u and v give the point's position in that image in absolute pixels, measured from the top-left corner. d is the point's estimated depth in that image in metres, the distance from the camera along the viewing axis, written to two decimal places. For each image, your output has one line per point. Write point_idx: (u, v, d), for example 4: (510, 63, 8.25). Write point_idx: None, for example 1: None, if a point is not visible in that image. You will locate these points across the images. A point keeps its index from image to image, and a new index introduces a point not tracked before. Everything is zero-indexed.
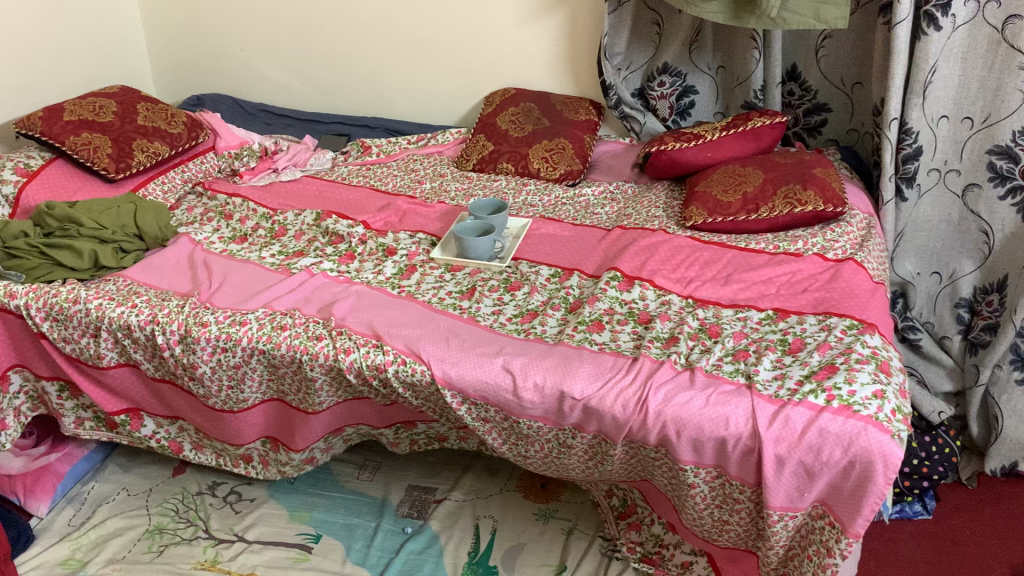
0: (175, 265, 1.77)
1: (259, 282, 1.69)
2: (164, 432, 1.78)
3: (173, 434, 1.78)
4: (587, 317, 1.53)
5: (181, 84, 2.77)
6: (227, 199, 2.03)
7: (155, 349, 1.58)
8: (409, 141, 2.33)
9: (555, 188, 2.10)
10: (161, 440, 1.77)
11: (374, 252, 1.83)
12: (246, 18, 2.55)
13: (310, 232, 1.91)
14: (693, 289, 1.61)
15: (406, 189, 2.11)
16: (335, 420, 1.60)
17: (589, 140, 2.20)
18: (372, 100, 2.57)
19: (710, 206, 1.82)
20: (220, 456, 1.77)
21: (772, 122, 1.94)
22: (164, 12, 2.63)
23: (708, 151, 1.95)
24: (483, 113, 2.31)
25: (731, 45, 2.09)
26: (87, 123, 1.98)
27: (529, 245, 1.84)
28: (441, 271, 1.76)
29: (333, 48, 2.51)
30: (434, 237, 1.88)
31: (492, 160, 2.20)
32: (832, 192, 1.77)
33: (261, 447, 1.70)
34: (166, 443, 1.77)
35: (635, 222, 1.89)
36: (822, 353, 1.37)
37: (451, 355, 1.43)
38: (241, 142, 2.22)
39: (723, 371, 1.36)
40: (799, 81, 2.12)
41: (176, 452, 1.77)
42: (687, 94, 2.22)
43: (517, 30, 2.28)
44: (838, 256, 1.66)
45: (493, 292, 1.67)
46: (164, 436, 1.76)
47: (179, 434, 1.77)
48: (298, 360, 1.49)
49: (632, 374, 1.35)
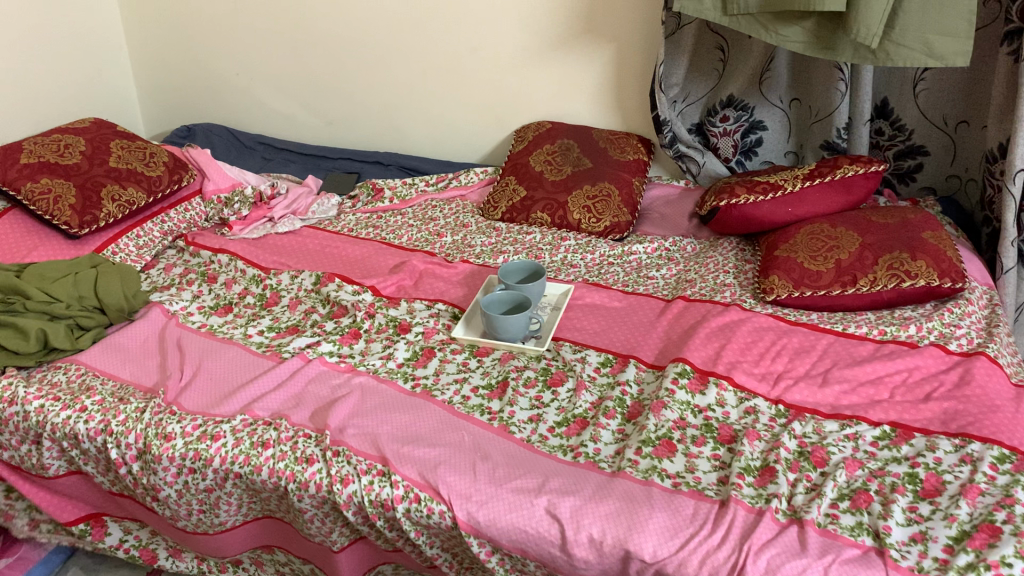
0: (142, 346, 1.45)
1: (241, 374, 1.37)
2: (134, 539, 1.41)
3: (146, 540, 1.41)
4: (654, 433, 1.20)
5: (174, 113, 2.47)
6: (212, 255, 1.72)
7: (108, 463, 1.27)
8: (427, 183, 2.01)
9: (601, 244, 1.76)
10: (130, 550, 1.41)
11: (383, 329, 1.50)
12: (245, 40, 2.24)
13: (307, 301, 1.59)
14: (782, 391, 1.30)
15: (424, 244, 1.79)
16: (309, 548, 1.27)
17: (638, 185, 1.88)
18: (387, 132, 2.25)
19: (795, 276, 1.49)
20: (204, 562, 1.40)
21: (866, 171, 1.60)
22: (154, 33, 2.33)
23: (787, 206, 1.61)
24: (514, 150, 1.99)
25: (811, 75, 1.77)
26: (48, 167, 1.67)
27: (572, 321, 1.51)
28: (465, 355, 1.43)
29: (342, 73, 2.19)
30: (457, 308, 1.55)
31: (524, 209, 1.87)
32: (948, 262, 1.44)
33: (250, 552, 1.35)
34: (137, 552, 1.41)
35: (700, 292, 1.55)
36: (972, 502, 1.03)
37: (479, 490, 1.10)
38: (232, 185, 1.92)
39: (841, 525, 1.03)
40: (890, 119, 1.78)
41: (150, 562, 1.41)
42: (753, 130, 1.89)
43: (558, 55, 1.95)
44: (964, 349, 1.33)
45: (529, 389, 1.34)
46: (133, 544, 1.40)
47: (153, 540, 1.41)
48: (283, 489, 1.17)
49: (720, 530, 1.02)
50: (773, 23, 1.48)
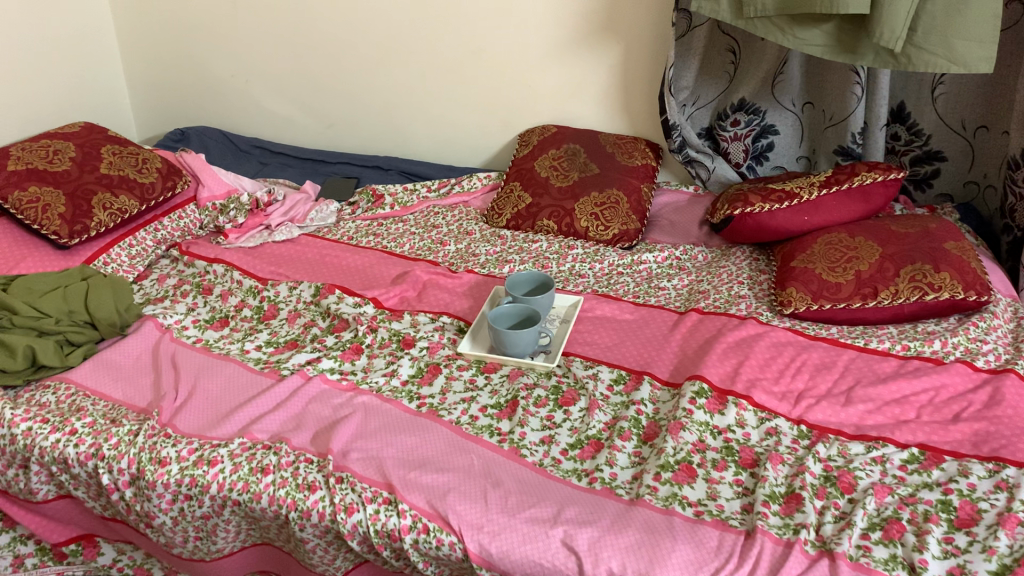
0: (135, 363, 1.39)
1: (238, 394, 1.31)
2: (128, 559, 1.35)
3: (141, 560, 1.34)
4: (672, 457, 1.15)
5: (167, 116, 2.40)
6: (207, 265, 1.66)
7: (100, 488, 1.21)
8: (429, 190, 1.95)
9: (609, 253, 1.70)
10: (124, 569, 1.34)
11: (387, 344, 1.45)
12: (241, 41, 2.18)
13: (306, 314, 1.53)
14: (804, 411, 1.25)
15: (426, 253, 1.73)
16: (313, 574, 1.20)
17: (646, 191, 1.82)
18: (387, 136, 2.19)
19: (814, 289, 1.44)
20: None
21: (885, 178, 1.55)
22: (146, 33, 2.27)
23: (803, 214, 1.56)
24: (518, 154, 1.93)
25: (826, 78, 1.72)
26: (36, 174, 1.61)
27: (582, 335, 1.46)
28: (472, 372, 1.38)
29: (341, 75, 2.13)
30: (463, 321, 1.50)
31: (529, 216, 1.81)
32: (972, 275, 1.39)
33: None
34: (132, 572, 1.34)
35: (715, 304, 1.50)
36: (1011, 533, 0.98)
37: (492, 521, 1.05)
38: (228, 191, 1.86)
39: (874, 558, 0.98)
40: (907, 124, 1.73)
41: None
42: (765, 134, 1.83)
43: (564, 57, 1.89)
44: (992, 366, 1.28)
45: (540, 408, 1.28)
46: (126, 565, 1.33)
47: (148, 560, 1.34)
48: (284, 517, 1.11)
49: (748, 564, 0.97)
50: (791, 27, 1.43)
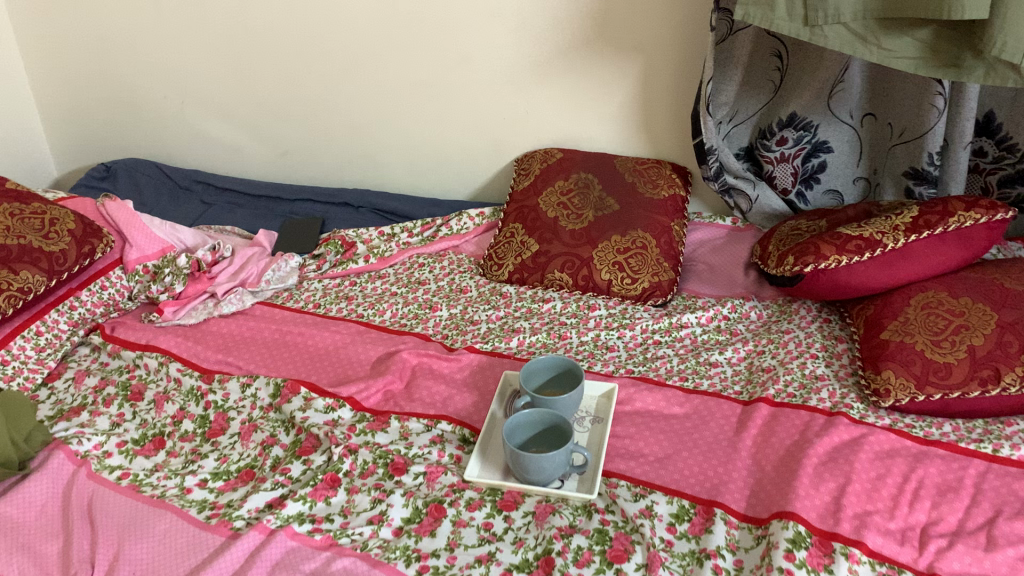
0: (38, 519, 1.04)
1: (177, 564, 0.97)
2: None
3: None
4: None
5: (92, 146, 2.03)
6: (137, 356, 1.32)
7: None
8: (410, 234, 1.62)
9: (642, 316, 1.38)
10: None
11: (370, 471, 1.10)
12: (172, 56, 1.81)
13: (264, 428, 1.18)
14: (937, 560, 0.93)
15: (413, 323, 1.40)
16: None
17: (678, 229, 1.50)
18: (356, 163, 1.83)
19: (917, 372, 1.12)
20: None
21: (989, 219, 1.24)
22: (57, 52, 1.89)
23: (890, 268, 1.23)
24: (519, 186, 1.60)
25: (895, 87, 1.40)
26: None
27: (623, 444, 1.13)
28: (486, 512, 1.04)
29: (296, 93, 1.77)
30: (469, 429, 1.16)
31: (538, 267, 1.48)
32: None
33: None
34: None
35: (787, 390, 1.19)
36: None
37: None
38: (162, 249, 1.51)
39: None
40: (997, 137, 1.40)
41: None
42: (817, 154, 1.51)
43: (571, 66, 1.55)
44: None
45: (583, 569, 0.95)
46: None
47: None
48: None
49: None
50: (875, 34, 1.05)
